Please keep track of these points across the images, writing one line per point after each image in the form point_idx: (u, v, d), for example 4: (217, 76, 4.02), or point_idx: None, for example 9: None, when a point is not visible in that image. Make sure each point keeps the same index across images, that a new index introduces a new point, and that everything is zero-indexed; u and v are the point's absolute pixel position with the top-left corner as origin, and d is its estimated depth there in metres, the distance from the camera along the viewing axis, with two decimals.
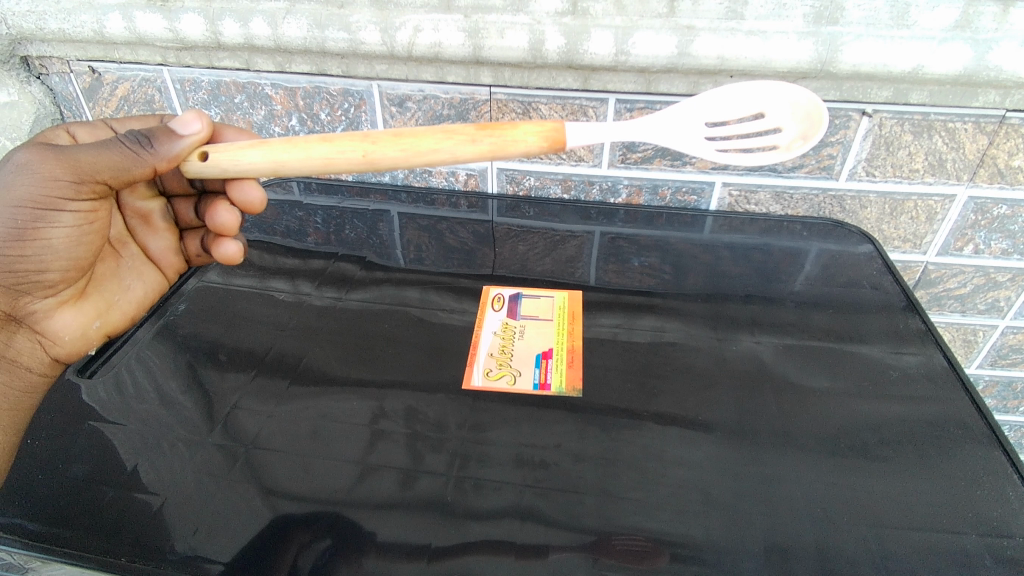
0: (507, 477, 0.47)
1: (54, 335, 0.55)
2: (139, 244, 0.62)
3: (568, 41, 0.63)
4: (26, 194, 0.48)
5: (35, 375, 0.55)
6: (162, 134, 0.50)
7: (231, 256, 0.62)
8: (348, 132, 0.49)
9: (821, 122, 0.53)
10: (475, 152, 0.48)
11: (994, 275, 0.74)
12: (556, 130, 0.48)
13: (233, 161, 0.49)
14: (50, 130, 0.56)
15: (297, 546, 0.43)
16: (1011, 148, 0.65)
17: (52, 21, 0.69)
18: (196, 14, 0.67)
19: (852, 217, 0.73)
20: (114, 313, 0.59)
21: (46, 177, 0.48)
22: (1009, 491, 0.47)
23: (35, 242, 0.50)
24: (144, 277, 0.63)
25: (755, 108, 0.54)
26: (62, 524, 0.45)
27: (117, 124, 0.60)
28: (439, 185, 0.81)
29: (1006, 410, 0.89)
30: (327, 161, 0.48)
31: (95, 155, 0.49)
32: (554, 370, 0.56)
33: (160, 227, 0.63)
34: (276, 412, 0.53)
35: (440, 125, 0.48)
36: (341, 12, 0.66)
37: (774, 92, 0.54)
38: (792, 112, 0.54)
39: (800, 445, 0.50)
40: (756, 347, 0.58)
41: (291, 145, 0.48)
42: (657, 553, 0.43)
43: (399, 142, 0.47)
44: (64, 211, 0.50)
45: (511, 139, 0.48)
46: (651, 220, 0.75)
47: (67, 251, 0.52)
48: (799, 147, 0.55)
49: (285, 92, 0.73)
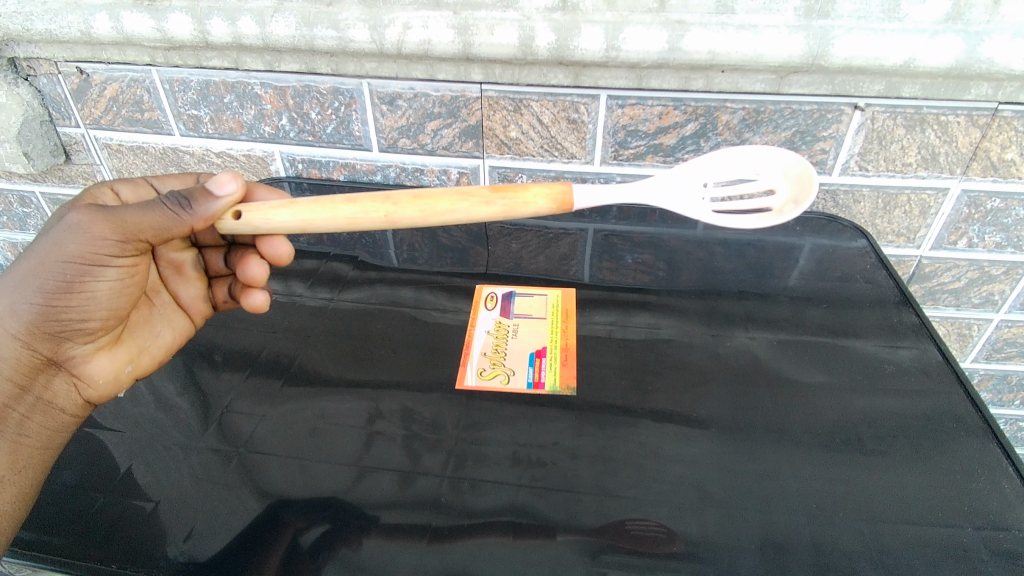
0: (503, 476, 0.47)
1: (88, 377, 0.51)
2: (170, 292, 0.59)
3: (558, 37, 0.63)
4: (70, 249, 0.46)
5: (67, 419, 0.50)
6: (202, 194, 0.48)
7: (258, 305, 0.60)
8: (371, 192, 0.50)
9: (809, 187, 0.55)
10: (489, 213, 0.49)
11: (989, 268, 0.74)
12: (563, 192, 0.50)
13: (264, 220, 0.49)
14: (95, 190, 0.55)
15: (297, 534, 0.44)
16: (1004, 141, 0.65)
17: (39, 22, 0.69)
18: (184, 14, 0.67)
19: (845, 212, 0.73)
20: (146, 357, 0.55)
21: (93, 236, 0.46)
22: (1005, 483, 0.46)
23: (80, 295, 0.48)
24: (172, 323, 0.58)
25: (749, 171, 0.56)
26: (52, 531, 0.45)
27: (158, 182, 0.59)
28: (431, 184, 0.78)
29: (1001, 403, 0.89)
30: (352, 221, 0.49)
31: (139, 213, 0.47)
32: (548, 369, 0.56)
33: (191, 275, 0.60)
34: (270, 413, 0.52)
35: (456, 187, 0.50)
36: (329, 10, 0.65)
37: (766, 157, 0.56)
38: (785, 175, 0.56)
39: (797, 441, 0.49)
40: (750, 344, 0.58)
41: (318, 206, 0.49)
42: (659, 542, 0.43)
43: (419, 204, 0.49)
44: (109, 266, 0.48)
45: (522, 201, 0.50)
46: (645, 217, 0.75)
47: (110, 303, 0.50)
48: (791, 211, 0.56)
49: (274, 91, 0.72)
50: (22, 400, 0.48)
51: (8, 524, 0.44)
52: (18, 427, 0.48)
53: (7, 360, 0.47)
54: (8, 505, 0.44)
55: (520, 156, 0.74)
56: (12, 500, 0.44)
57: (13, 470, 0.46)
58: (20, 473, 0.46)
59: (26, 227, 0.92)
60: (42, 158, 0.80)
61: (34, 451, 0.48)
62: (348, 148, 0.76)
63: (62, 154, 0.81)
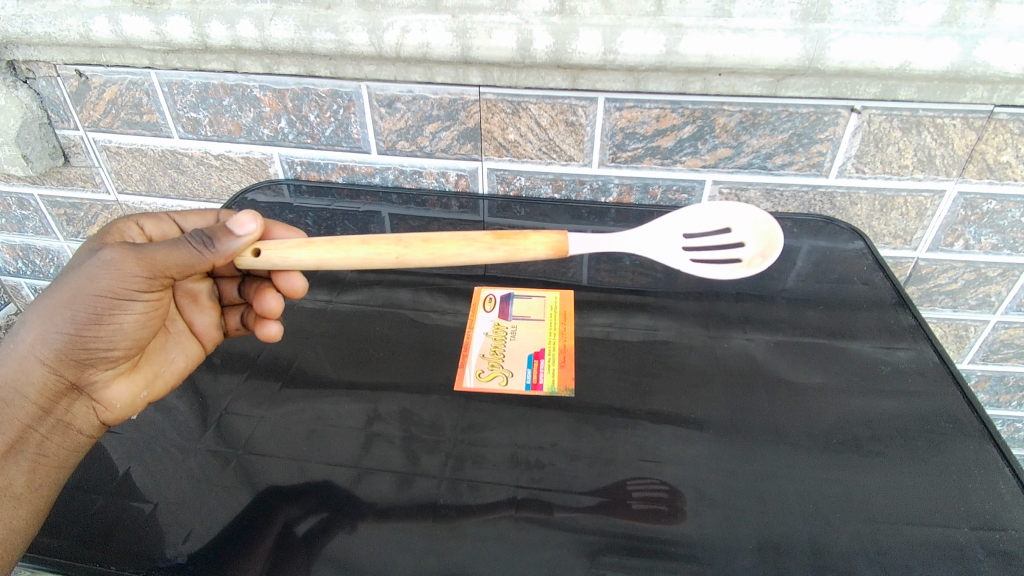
0: (501, 477, 0.47)
1: (106, 402, 0.51)
2: (185, 320, 0.60)
3: (556, 40, 0.63)
4: (100, 282, 0.47)
5: (84, 440, 0.50)
6: (223, 233, 0.51)
7: (271, 335, 0.58)
8: (383, 234, 0.54)
9: (776, 241, 0.59)
10: (491, 257, 0.53)
11: (985, 270, 0.74)
12: (561, 240, 0.54)
13: (282, 258, 0.52)
14: (120, 224, 0.56)
15: (293, 526, 0.44)
16: (1000, 143, 0.65)
17: (38, 24, 0.69)
18: (183, 17, 0.67)
19: (842, 214, 0.73)
20: (161, 382, 0.55)
21: (123, 271, 0.47)
22: (1001, 484, 0.47)
23: (107, 325, 0.49)
24: (187, 350, 0.58)
25: (720, 224, 0.61)
26: (50, 533, 0.45)
27: (180, 218, 0.60)
28: (429, 186, 0.79)
29: (999, 405, 0.89)
30: (365, 261, 0.53)
31: (167, 250, 0.49)
32: (546, 370, 0.56)
33: (206, 305, 0.61)
34: (269, 415, 0.52)
35: (462, 232, 0.54)
36: (328, 13, 0.65)
37: (740, 213, 0.61)
38: (754, 230, 0.61)
39: (794, 442, 0.50)
40: (748, 345, 0.58)
41: (334, 246, 0.52)
42: (654, 520, 0.44)
43: (427, 247, 0.53)
44: (136, 300, 0.49)
45: (522, 247, 0.54)
46: (643, 218, 0.74)
47: (134, 332, 0.51)
48: (758, 263, 0.59)
49: (273, 94, 0.73)
50: (43, 420, 0.48)
51: (20, 541, 0.43)
52: (37, 446, 0.47)
53: (33, 384, 0.47)
54: (22, 521, 0.44)
55: (519, 159, 0.74)
56: (26, 518, 0.44)
57: (30, 488, 0.45)
58: (37, 491, 0.45)
59: (24, 230, 0.92)
60: (41, 160, 0.80)
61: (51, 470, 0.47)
62: (347, 151, 0.76)
63: (61, 156, 0.82)
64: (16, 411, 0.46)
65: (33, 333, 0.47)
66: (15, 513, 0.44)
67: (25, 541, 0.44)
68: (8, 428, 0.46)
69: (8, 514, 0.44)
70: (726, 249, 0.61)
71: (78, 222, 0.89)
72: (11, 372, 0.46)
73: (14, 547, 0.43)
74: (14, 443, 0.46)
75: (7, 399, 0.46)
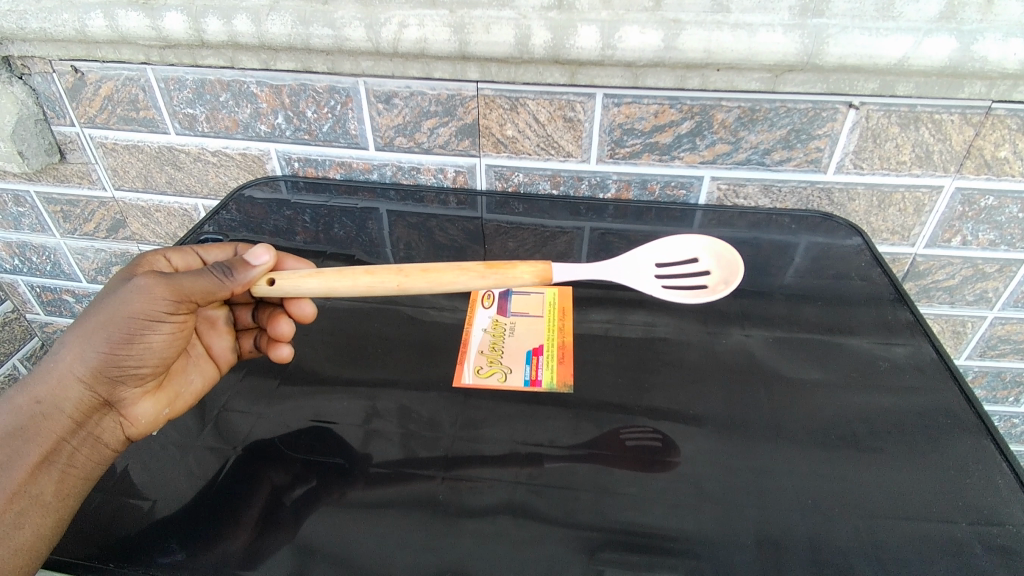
0: (499, 474, 0.47)
1: (133, 418, 0.49)
2: (203, 344, 0.57)
3: (554, 35, 0.63)
4: (129, 305, 0.47)
5: (109, 455, 0.48)
6: (241, 264, 0.52)
7: (282, 358, 0.56)
8: (386, 264, 0.54)
9: (737, 270, 0.63)
10: (485, 285, 0.54)
11: (982, 266, 0.74)
12: (546, 267, 0.55)
13: (291, 287, 0.53)
14: (150, 257, 0.55)
15: (290, 518, 0.44)
16: (997, 139, 0.65)
17: (33, 20, 0.69)
18: (179, 12, 0.67)
19: (840, 210, 0.73)
20: (182, 402, 0.52)
21: (151, 295, 0.47)
22: (998, 478, 0.47)
23: (137, 346, 0.48)
24: (205, 371, 0.55)
25: (689, 254, 0.65)
26: None
27: (203, 251, 0.59)
28: (427, 182, 0.79)
29: (995, 400, 0.89)
30: (368, 289, 0.53)
31: (193, 279, 0.49)
32: (544, 367, 0.56)
33: (224, 329, 0.58)
34: (265, 412, 0.52)
35: (456, 260, 0.54)
36: (324, 9, 0.65)
37: (701, 244, 0.65)
38: (718, 260, 0.65)
39: (792, 438, 0.50)
40: (746, 341, 0.58)
41: (341, 274, 0.53)
42: (650, 510, 0.45)
43: (427, 275, 0.53)
44: (166, 322, 0.48)
45: (512, 275, 0.54)
46: (641, 215, 0.74)
47: (163, 353, 0.50)
48: (720, 290, 0.62)
49: (270, 90, 0.72)
50: (76, 433, 0.47)
51: (43, 550, 0.42)
52: (67, 458, 0.46)
53: (69, 401, 0.47)
54: (47, 530, 0.43)
55: (517, 155, 0.74)
56: (51, 528, 0.43)
57: (57, 498, 0.44)
58: (65, 501, 0.44)
59: (20, 227, 0.91)
60: (38, 157, 0.79)
61: (76, 481, 0.46)
62: (344, 147, 0.76)
63: (57, 152, 0.81)
64: (52, 425, 0.46)
65: (69, 355, 0.46)
66: (42, 522, 0.43)
67: (44, 551, 0.42)
68: (42, 440, 0.45)
69: (34, 521, 0.42)
70: (695, 276, 0.63)
71: (74, 219, 0.89)
72: (48, 388, 0.46)
73: (36, 555, 0.42)
74: (46, 454, 0.45)
75: (43, 414, 0.45)
